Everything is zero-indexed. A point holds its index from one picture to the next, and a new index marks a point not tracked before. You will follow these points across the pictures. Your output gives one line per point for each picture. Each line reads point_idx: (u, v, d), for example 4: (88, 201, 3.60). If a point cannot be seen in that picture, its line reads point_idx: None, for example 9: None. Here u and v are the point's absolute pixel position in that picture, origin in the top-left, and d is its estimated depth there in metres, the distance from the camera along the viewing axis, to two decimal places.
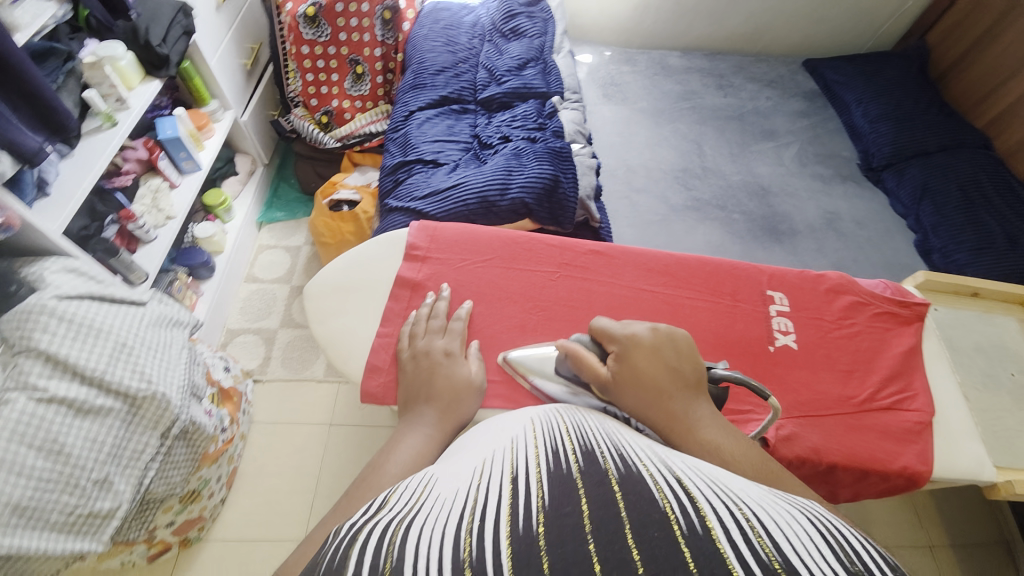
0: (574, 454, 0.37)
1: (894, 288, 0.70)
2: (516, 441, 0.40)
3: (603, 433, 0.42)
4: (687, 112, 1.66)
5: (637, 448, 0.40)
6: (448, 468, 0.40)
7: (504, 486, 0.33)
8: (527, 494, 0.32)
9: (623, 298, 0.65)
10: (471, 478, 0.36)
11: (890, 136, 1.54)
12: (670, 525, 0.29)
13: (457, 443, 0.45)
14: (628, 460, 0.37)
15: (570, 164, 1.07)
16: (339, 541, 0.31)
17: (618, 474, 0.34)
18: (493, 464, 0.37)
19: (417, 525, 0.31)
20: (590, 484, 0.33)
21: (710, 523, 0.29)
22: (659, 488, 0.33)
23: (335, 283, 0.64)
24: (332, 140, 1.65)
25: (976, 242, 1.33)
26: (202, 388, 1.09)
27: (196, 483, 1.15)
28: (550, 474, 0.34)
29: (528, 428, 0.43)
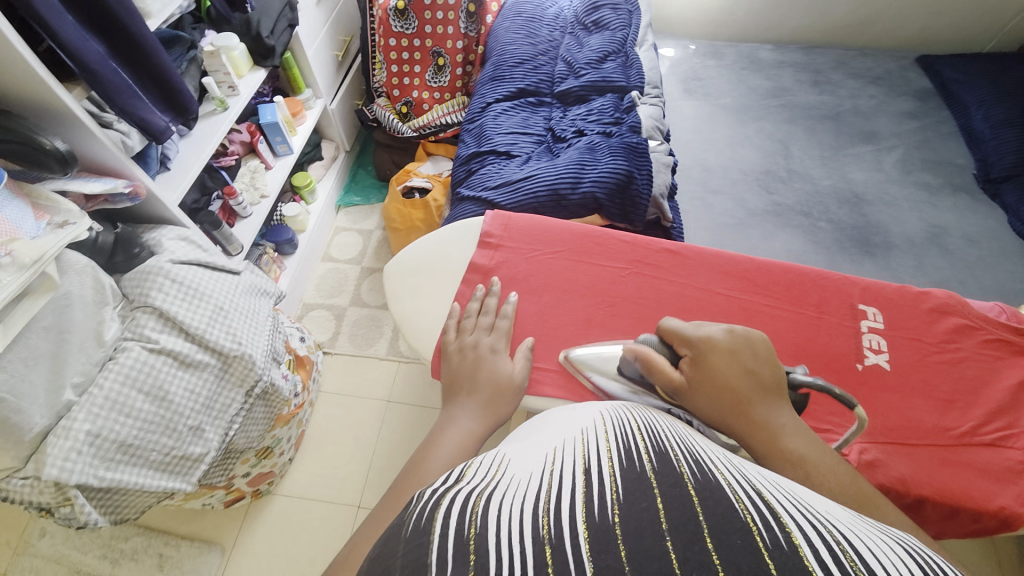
0: (646, 454, 0.37)
1: (1012, 314, 0.62)
2: (586, 434, 0.40)
3: (675, 435, 0.41)
4: (775, 110, 1.55)
5: (712, 455, 0.38)
6: (520, 450, 0.41)
7: (578, 476, 0.34)
8: (601, 485, 0.32)
9: (696, 300, 0.63)
10: (544, 464, 0.36)
11: (1017, 143, 1.35)
12: (752, 536, 0.28)
13: (526, 431, 0.46)
14: (703, 467, 0.35)
15: (646, 160, 1.04)
16: (421, 506, 0.33)
17: (694, 478, 0.33)
18: (564, 453, 0.38)
19: (496, 500, 0.32)
20: (664, 483, 0.32)
21: (797, 540, 0.28)
22: (738, 498, 0.31)
23: (414, 265, 0.68)
24: (410, 130, 1.72)
25: None
26: (281, 354, 1.19)
27: (270, 440, 1.26)
28: (624, 471, 0.34)
29: (598, 422, 0.43)
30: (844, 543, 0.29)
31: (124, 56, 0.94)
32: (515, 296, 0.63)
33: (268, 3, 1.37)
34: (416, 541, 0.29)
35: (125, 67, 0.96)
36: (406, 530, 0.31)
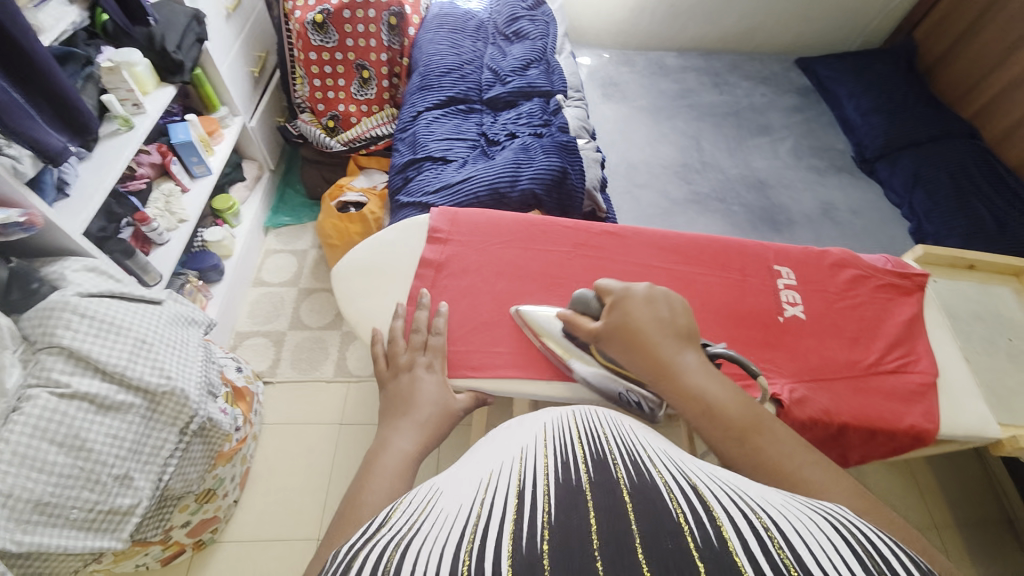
0: (583, 464, 0.33)
1: (895, 262, 0.73)
2: (524, 453, 0.36)
3: (615, 436, 0.39)
4: (684, 109, 1.71)
5: (647, 454, 0.36)
6: (451, 482, 0.36)
7: (510, 497, 0.29)
8: (532, 508, 0.28)
9: (638, 274, 0.68)
10: (476, 492, 0.32)
11: (882, 128, 1.58)
12: (683, 536, 0.25)
13: (470, 463, 0.41)
14: (640, 467, 0.33)
15: (577, 157, 1.10)
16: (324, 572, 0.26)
17: (629, 482, 0.30)
18: (500, 476, 0.33)
19: (417, 543, 0.26)
20: (599, 493, 0.29)
21: (727, 534, 0.26)
22: (670, 495, 0.29)
23: (360, 266, 0.66)
24: (339, 144, 1.69)
25: (968, 226, 1.37)
26: (217, 387, 1.11)
27: (212, 481, 1.17)
28: (558, 485, 0.30)
29: (539, 438, 0.39)
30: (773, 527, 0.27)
31: (11, 72, 0.85)
32: (445, 304, 0.62)
33: (171, 17, 1.29)
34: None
35: (13, 84, 0.86)
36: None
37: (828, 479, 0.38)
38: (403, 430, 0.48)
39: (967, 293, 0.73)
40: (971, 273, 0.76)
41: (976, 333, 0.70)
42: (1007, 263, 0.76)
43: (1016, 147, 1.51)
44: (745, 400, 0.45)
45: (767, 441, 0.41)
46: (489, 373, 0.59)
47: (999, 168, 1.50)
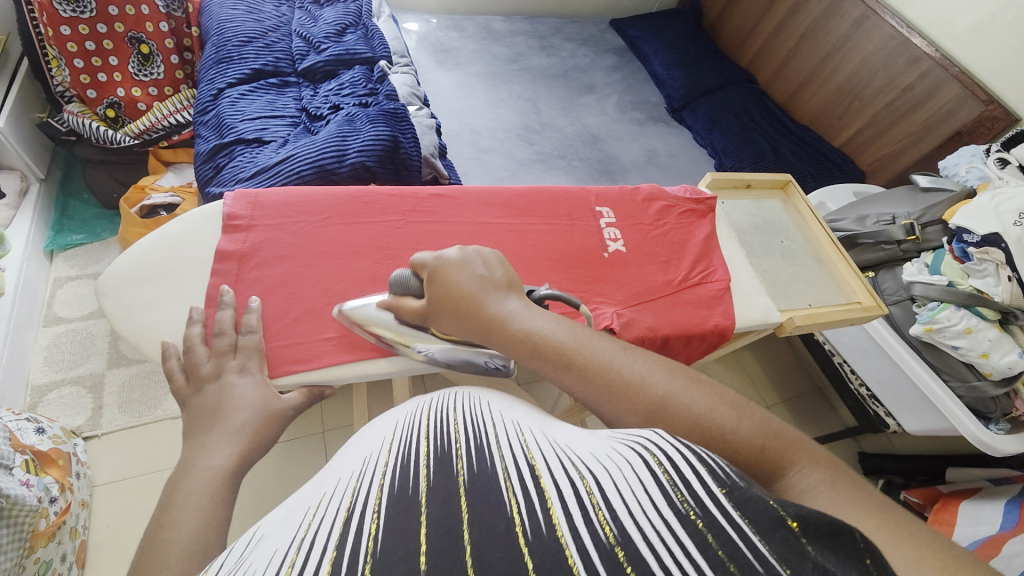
0: (423, 461, 0.33)
1: (691, 190, 0.83)
2: (366, 461, 0.34)
3: (468, 418, 0.38)
4: (518, 73, 1.75)
5: (496, 435, 0.36)
6: (279, 514, 0.32)
7: (334, 530, 0.28)
8: (359, 537, 0.27)
9: (472, 233, 0.67)
10: (298, 529, 0.29)
11: (683, 80, 1.81)
12: (514, 531, 0.26)
13: (322, 471, 0.37)
14: (484, 454, 0.33)
15: (407, 124, 1.05)
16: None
17: (468, 475, 0.31)
18: (339, 490, 0.32)
19: None
20: (434, 498, 0.29)
21: (552, 515, 0.27)
22: (506, 479, 0.30)
23: (140, 271, 0.54)
24: (130, 137, 1.38)
25: (754, 157, 1.64)
26: (7, 456, 0.85)
27: (35, 568, 0.89)
28: (392, 497, 0.29)
29: (387, 438, 0.37)
30: (593, 488, 0.29)
31: None
32: (232, 294, 0.53)
33: None
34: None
35: None
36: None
37: (649, 368, 0.42)
38: (213, 443, 0.41)
39: (746, 209, 0.88)
40: (748, 192, 0.90)
41: (756, 240, 0.84)
42: (774, 179, 0.91)
43: (781, 87, 1.83)
44: (565, 325, 0.45)
45: (589, 357, 0.42)
46: (321, 363, 0.54)
47: (770, 105, 1.81)
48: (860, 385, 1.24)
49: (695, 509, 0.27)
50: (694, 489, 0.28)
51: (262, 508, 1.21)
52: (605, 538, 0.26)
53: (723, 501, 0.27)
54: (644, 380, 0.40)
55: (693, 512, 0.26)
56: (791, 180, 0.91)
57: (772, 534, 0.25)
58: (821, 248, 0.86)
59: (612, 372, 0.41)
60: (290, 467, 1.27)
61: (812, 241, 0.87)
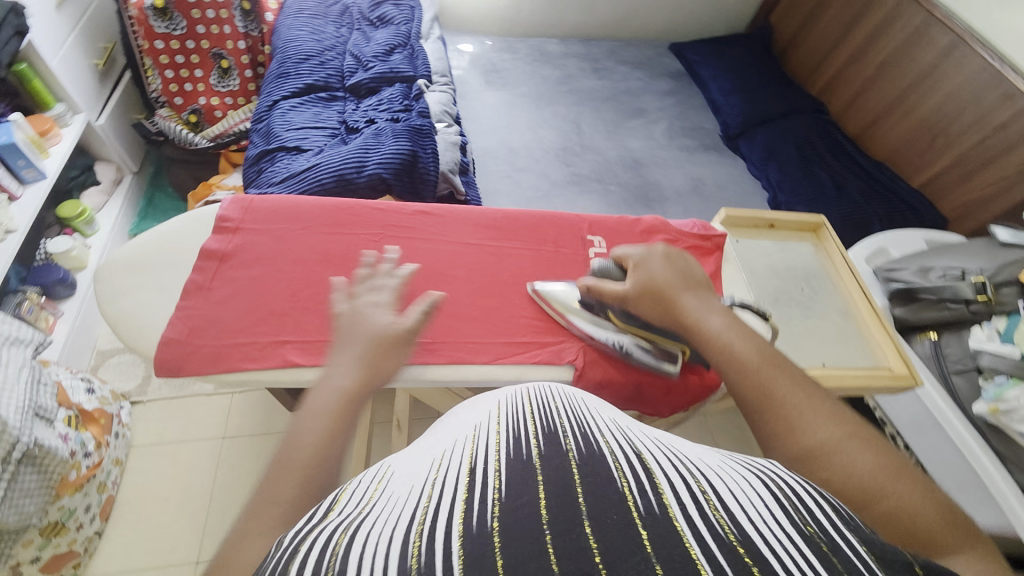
0: (534, 437, 0.36)
1: (701, 225, 0.77)
2: (477, 430, 0.38)
3: (568, 409, 0.41)
4: (566, 94, 1.74)
5: (599, 427, 0.38)
6: (406, 459, 0.38)
7: (461, 477, 0.32)
8: (483, 484, 0.32)
9: (450, 253, 0.67)
10: (427, 473, 0.34)
11: (741, 107, 1.71)
12: (626, 506, 0.29)
13: (424, 440, 0.42)
14: (591, 440, 0.36)
15: (430, 140, 1.08)
16: (288, 537, 0.30)
17: (578, 454, 0.34)
18: (453, 453, 0.36)
19: (365, 528, 0.29)
20: (547, 467, 0.32)
21: (667, 501, 0.30)
22: (617, 464, 0.33)
23: (133, 260, 0.60)
24: (205, 140, 1.56)
25: (812, 193, 1.50)
26: (52, 410, 0.97)
27: (58, 513, 1.00)
28: (509, 462, 0.33)
29: (494, 413, 0.40)
30: (709, 495, 0.31)
31: None
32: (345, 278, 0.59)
33: None
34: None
35: None
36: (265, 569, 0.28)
37: (824, 409, 0.43)
38: (327, 370, 0.46)
39: (765, 249, 0.79)
40: (771, 232, 0.82)
41: (772, 285, 0.75)
42: (803, 221, 0.82)
43: (855, 119, 1.66)
44: (763, 343, 0.49)
45: (779, 374, 0.46)
46: (269, 363, 0.55)
47: (839, 138, 1.66)
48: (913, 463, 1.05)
49: (818, 533, 0.29)
50: (823, 520, 0.30)
51: None
52: (725, 534, 0.28)
53: (844, 532, 0.30)
54: (819, 417, 0.42)
55: (815, 530, 0.29)
56: (824, 223, 0.82)
57: (892, 565, 0.27)
58: (851, 302, 0.76)
59: (794, 397, 0.44)
60: None
61: (841, 293, 0.77)
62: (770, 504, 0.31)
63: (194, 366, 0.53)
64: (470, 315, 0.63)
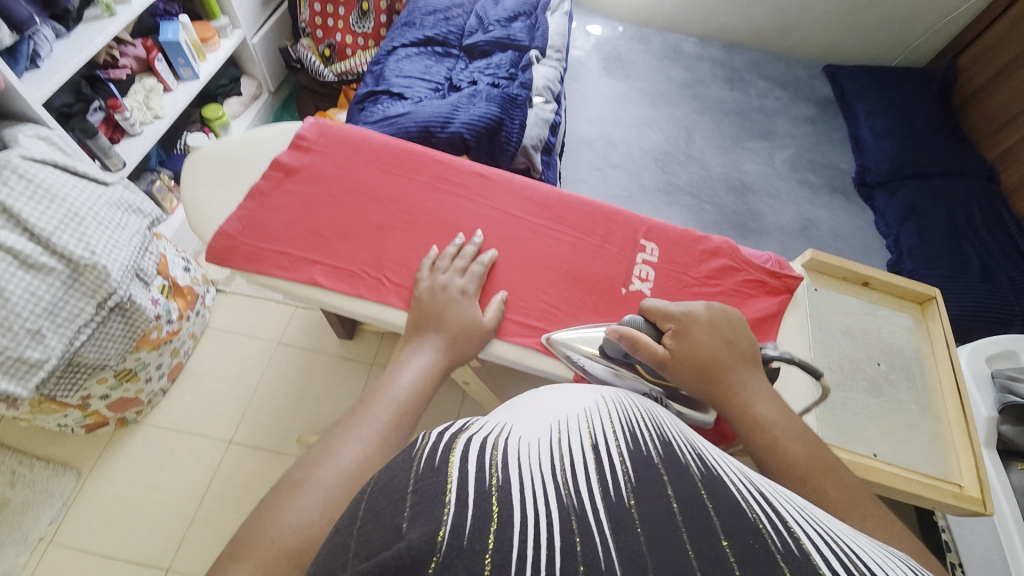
0: (653, 442, 0.33)
1: (776, 261, 0.68)
2: (589, 413, 0.36)
3: (677, 430, 0.38)
4: (686, 99, 1.62)
5: (719, 457, 0.34)
6: (521, 419, 0.36)
7: (588, 452, 0.30)
8: (615, 467, 0.29)
9: (492, 219, 0.66)
10: (551, 431, 0.33)
11: (890, 152, 1.46)
12: (764, 538, 0.26)
13: (525, 404, 0.40)
14: (707, 462, 0.32)
15: (521, 112, 1.06)
16: (435, 439, 0.29)
17: (700, 473, 0.30)
18: (569, 425, 0.34)
19: (513, 457, 0.29)
20: (674, 473, 0.30)
21: (807, 546, 0.26)
22: (743, 497, 0.29)
23: (214, 158, 0.67)
24: (332, 74, 1.68)
25: (949, 269, 1.27)
26: (150, 276, 1.11)
27: (133, 363, 1.17)
28: (631, 453, 0.31)
29: (600, 405, 0.38)
30: (854, 560, 0.27)
31: None
32: (436, 247, 0.61)
33: None
34: (432, 478, 0.25)
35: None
36: (416, 465, 0.27)
37: (890, 531, 0.37)
38: (422, 345, 0.52)
39: (846, 308, 0.68)
40: (863, 291, 0.70)
41: (842, 350, 0.65)
42: (906, 288, 0.69)
43: None
44: (810, 442, 0.46)
45: (830, 483, 0.42)
46: (296, 277, 0.58)
47: (1005, 215, 1.37)
48: None
49: None
50: None
51: (302, 402, 1.38)
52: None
53: None
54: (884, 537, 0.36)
55: None
56: (935, 298, 0.69)
57: None
58: (935, 396, 0.63)
59: (848, 510, 0.39)
60: (336, 380, 1.41)
61: (926, 383, 0.65)
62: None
63: (234, 262, 0.59)
64: (491, 285, 0.62)
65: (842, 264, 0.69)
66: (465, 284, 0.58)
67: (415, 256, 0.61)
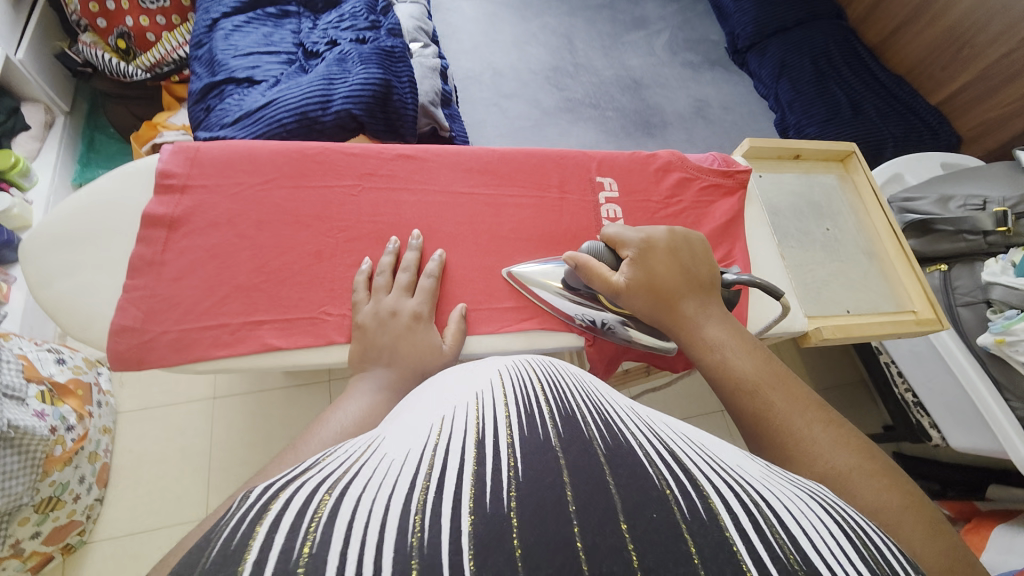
0: (550, 416, 0.27)
1: (721, 159, 0.69)
2: (480, 397, 0.29)
3: (580, 388, 0.32)
4: (556, 3, 1.53)
5: (621, 410, 0.29)
6: (403, 424, 0.29)
7: (468, 449, 0.24)
8: (493, 463, 0.23)
9: (439, 204, 0.60)
10: (428, 434, 0.26)
11: (752, 13, 1.51)
12: (669, 507, 0.21)
13: (415, 403, 0.33)
14: (612, 425, 0.27)
15: (405, 65, 0.93)
16: (245, 508, 0.22)
17: (604, 443, 0.24)
18: (452, 418, 0.27)
19: (352, 496, 0.21)
20: (570, 449, 0.23)
21: (714, 503, 0.22)
22: (649, 459, 0.24)
23: (60, 238, 0.53)
24: (142, 71, 1.32)
25: (825, 113, 1.38)
26: (22, 388, 0.88)
27: (50, 489, 0.96)
28: (521, 437, 0.25)
29: (494, 383, 0.32)
30: (762, 505, 0.23)
31: None
32: (370, 260, 0.55)
33: None
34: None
35: None
36: (206, 558, 0.19)
37: (835, 437, 0.36)
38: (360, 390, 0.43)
39: (788, 185, 0.72)
40: (795, 164, 0.74)
41: (794, 226, 0.69)
42: (831, 150, 0.74)
43: (874, 26, 1.52)
44: (762, 355, 0.44)
45: (777, 394, 0.40)
46: (246, 347, 0.52)
47: (856, 50, 1.52)
48: (907, 391, 1.06)
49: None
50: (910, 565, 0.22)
51: (270, 449, 1.24)
52: (784, 554, 0.20)
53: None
54: (825, 444, 0.35)
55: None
56: (855, 151, 0.74)
57: None
58: (876, 241, 0.71)
59: (792, 420, 0.38)
60: (298, 413, 1.28)
61: (867, 231, 0.71)
62: (842, 532, 0.22)
63: (156, 356, 0.50)
64: (447, 289, 0.57)
65: (778, 142, 0.72)
66: (417, 306, 0.52)
67: (349, 272, 0.56)
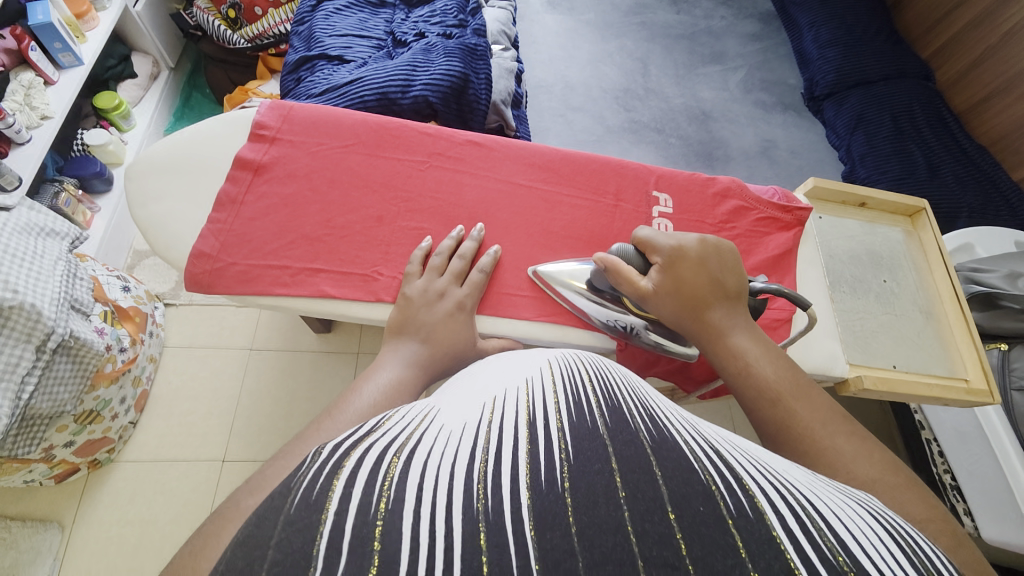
0: (597, 405, 0.27)
1: (781, 195, 0.68)
2: (532, 382, 0.30)
3: (627, 385, 0.32)
4: (636, 27, 1.55)
5: (669, 411, 0.29)
6: (455, 399, 0.29)
7: (521, 431, 0.24)
8: (547, 447, 0.23)
9: (499, 193, 0.63)
10: (482, 411, 0.26)
11: (836, 63, 1.48)
12: (715, 502, 0.21)
13: (461, 383, 0.34)
14: (658, 420, 0.27)
15: (484, 64, 0.97)
16: (319, 464, 0.23)
17: (649, 436, 0.24)
18: (505, 399, 0.27)
19: (420, 461, 0.22)
20: (617, 443, 0.23)
21: (762, 504, 0.22)
22: (695, 455, 0.24)
23: (164, 163, 0.60)
24: (244, 40, 1.44)
25: (899, 172, 1.34)
26: (88, 304, 0.96)
27: (93, 403, 1.04)
28: (572, 425, 0.25)
29: (544, 369, 0.32)
30: (812, 511, 0.23)
31: None
32: (430, 238, 0.59)
33: None
34: (303, 526, 0.19)
35: None
36: (290, 504, 0.20)
37: (859, 450, 0.37)
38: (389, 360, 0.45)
39: (848, 230, 0.70)
40: (860, 211, 0.72)
41: (850, 272, 0.68)
42: (900, 203, 0.72)
43: (965, 91, 1.45)
44: (788, 366, 0.44)
45: (801, 405, 0.40)
46: (301, 290, 0.56)
47: (942, 112, 1.46)
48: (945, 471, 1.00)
49: None
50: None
51: (293, 406, 1.30)
52: (834, 557, 0.20)
53: None
54: (850, 457, 0.36)
55: None
56: (925, 208, 0.72)
57: None
58: (935, 302, 0.68)
59: (817, 431, 0.38)
60: (326, 376, 1.33)
61: (927, 291, 0.69)
62: (893, 540, 0.23)
63: (224, 285, 0.55)
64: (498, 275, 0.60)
65: (844, 187, 0.70)
66: (464, 297, 0.55)
67: (404, 249, 0.59)
